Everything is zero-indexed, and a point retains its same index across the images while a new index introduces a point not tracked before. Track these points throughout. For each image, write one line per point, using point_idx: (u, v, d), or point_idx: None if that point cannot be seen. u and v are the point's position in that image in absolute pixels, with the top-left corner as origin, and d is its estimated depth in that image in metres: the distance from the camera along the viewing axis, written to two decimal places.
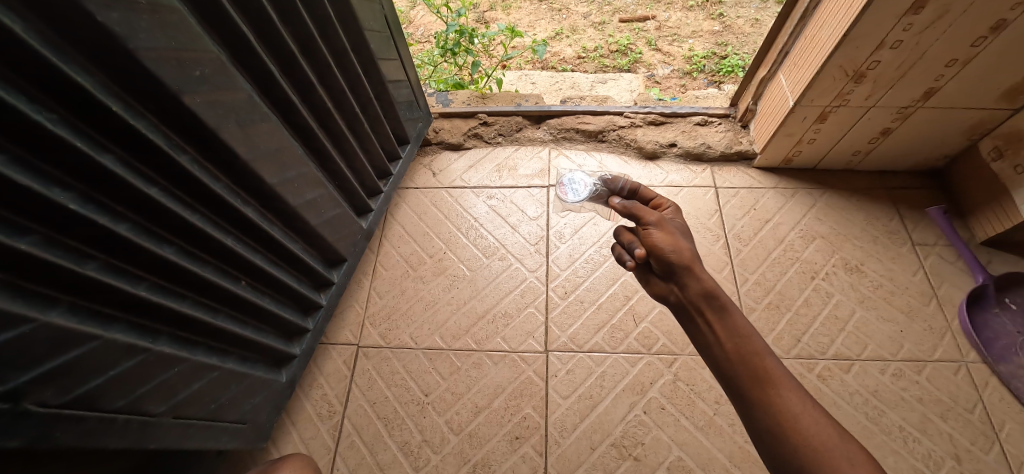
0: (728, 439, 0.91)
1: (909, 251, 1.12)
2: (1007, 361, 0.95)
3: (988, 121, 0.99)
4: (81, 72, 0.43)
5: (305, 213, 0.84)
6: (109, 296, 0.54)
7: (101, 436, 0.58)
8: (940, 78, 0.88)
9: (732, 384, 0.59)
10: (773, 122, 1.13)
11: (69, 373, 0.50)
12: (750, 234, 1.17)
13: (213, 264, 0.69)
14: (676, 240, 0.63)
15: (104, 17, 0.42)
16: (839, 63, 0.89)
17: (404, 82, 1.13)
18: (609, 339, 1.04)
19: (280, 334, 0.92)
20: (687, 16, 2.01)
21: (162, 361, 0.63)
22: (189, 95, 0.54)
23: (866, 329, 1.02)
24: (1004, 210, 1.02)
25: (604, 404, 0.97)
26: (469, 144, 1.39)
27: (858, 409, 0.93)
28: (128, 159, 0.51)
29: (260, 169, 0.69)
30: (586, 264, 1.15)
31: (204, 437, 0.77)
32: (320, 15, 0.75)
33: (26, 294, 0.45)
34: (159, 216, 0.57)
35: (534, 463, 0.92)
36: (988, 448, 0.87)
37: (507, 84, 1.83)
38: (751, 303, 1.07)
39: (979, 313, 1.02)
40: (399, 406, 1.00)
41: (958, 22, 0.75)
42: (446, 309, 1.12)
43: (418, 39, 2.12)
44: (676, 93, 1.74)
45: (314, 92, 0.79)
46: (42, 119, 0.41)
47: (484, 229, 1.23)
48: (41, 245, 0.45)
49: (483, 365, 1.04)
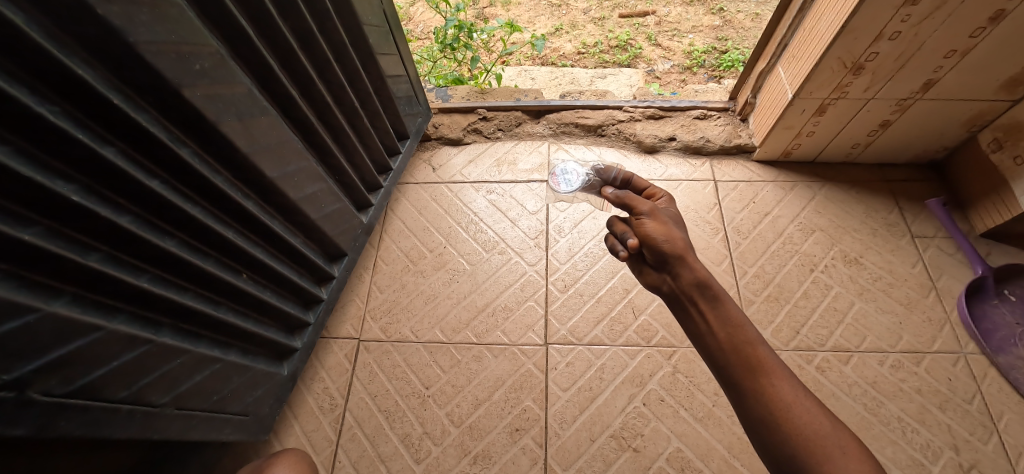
0: (728, 430, 0.92)
1: (908, 244, 1.12)
2: (1006, 352, 0.95)
3: (988, 112, 0.99)
4: (82, 64, 0.44)
5: (306, 207, 0.84)
6: (112, 287, 0.55)
7: (106, 426, 0.59)
8: (939, 70, 0.88)
9: (724, 374, 0.59)
10: (772, 116, 1.14)
11: (75, 362, 0.51)
12: (750, 227, 1.17)
13: (215, 257, 0.70)
14: (669, 229, 0.63)
15: (104, 10, 0.42)
16: (837, 54, 0.88)
17: (404, 77, 1.13)
18: (608, 332, 1.05)
19: (281, 328, 0.93)
20: (687, 10, 2.00)
21: (164, 352, 0.64)
22: (189, 89, 0.54)
23: (865, 321, 1.02)
24: (1003, 202, 1.02)
25: (604, 396, 0.98)
26: (469, 139, 1.40)
27: (857, 400, 0.93)
28: (130, 152, 0.52)
29: (260, 162, 0.69)
30: (585, 257, 1.16)
31: (207, 429, 0.78)
32: (319, 9, 0.75)
33: (31, 286, 0.45)
34: (160, 209, 0.58)
35: (535, 455, 0.93)
36: (987, 438, 0.87)
37: (506, 79, 1.83)
38: (750, 296, 1.08)
39: (979, 305, 1.02)
40: (400, 399, 1.01)
41: (956, 12, 0.75)
42: (447, 303, 1.13)
43: (418, 36, 2.12)
44: (677, 87, 1.74)
45: (315, 88, 0.80)
46: (44, 111, 0.41)
47: (484, 224, 1.24)
48: (45, 237, 0.45)
49: (483, 358, 1.04)
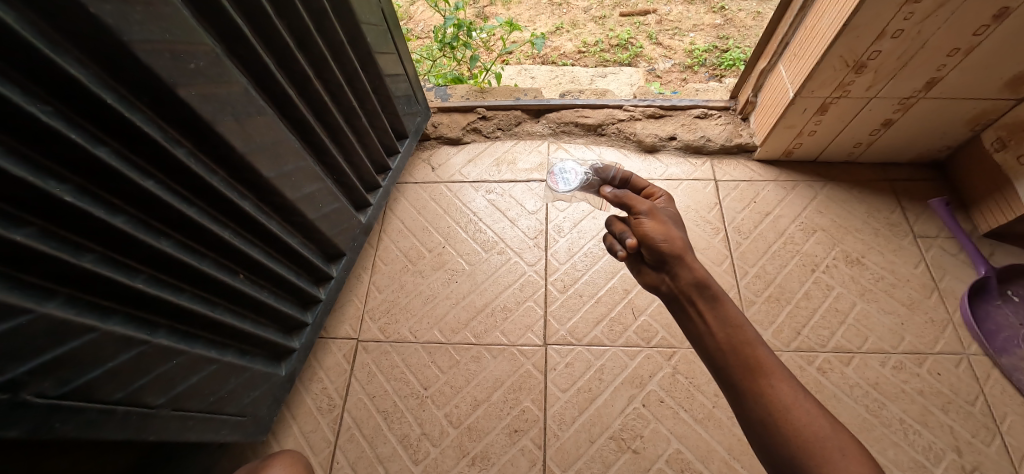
0: (728, 431, 0.91)
1: (910, 244, 1.11)
2: (1009, 353, 0.94)
3: (991, 112, 0.98)
4: (76, 64, 0.43)
5: (303, 207, 0.84)
6: (106, 288, 0.54)
7: (101, 428, 0.58)
8: (942, 69, 0.87)
9: (723, 375, 0.59)
10: (773, 115, 1.13)
11: (69, 364, 0.51)
12: (750, 227, 1.16)
13: (211, 257, 0.70)
14: (668, 229, 0.63)
15: (97, 9, 0.42)
16: (839, 53, 0.88)
17: (403, 76, 1.12)
18: (608, 332, 1.04)
19: (279, 328, 0.92)
20: (688, 9, 1.99)
21: (160, 353, 0.64)
22: (184, 88, 0.54)
23: (867, 321, 1.02)
24: (1007, 201, 1.01)
25: (603, 397, 0.97)
26: (469, 138, 1.39)
27: (858, 402, 0.93)
28: (124, 152, 0.52)
29: (257, 162, 0.69)
30: (585, 257, 1.15)
31: (204, 430, 0.78)
32: (316, 8, 0.75)
33: (25, 287, 0.45)
34: (156, 209, 0.57)
35: (534, 456, 0.92)
36: (990, 441, 0.86)
37: (506, 78, 1.82)
38: (751, 296, 1.07)
39: (981, 306, 1.01)
40: (399, 399, 1.01)
41: (960, 10, 0.74)
42: (446, 303, 1.12)
43: (418, 35, 2.12)
44: (678, 86, 1.73)
45: (312, 87, 0.79)
46: (36, 112, 0.41)
47: (483, 223, 1.23)
48: (39, 238, 0.45)
49: (482, 359, 1.04)
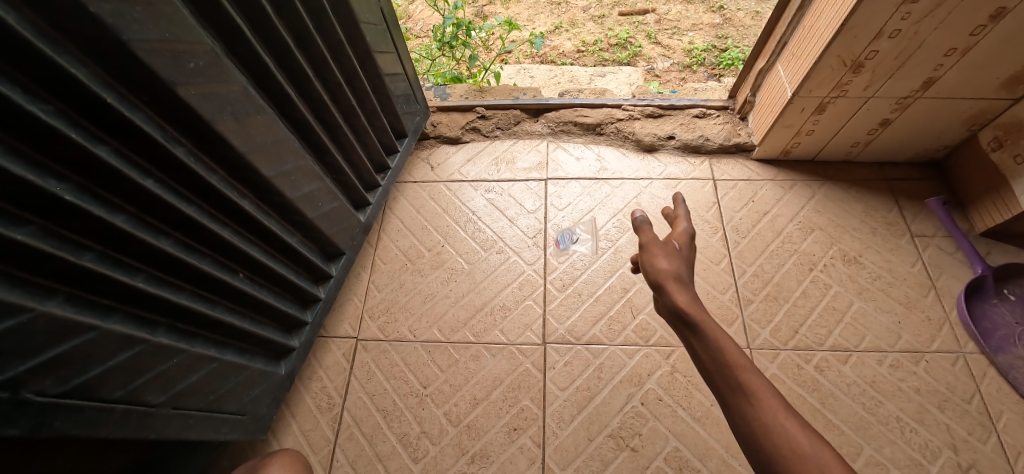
0: (726, 429, 0.92)
1: (907, 243, 1.11)
2: (1005, 351, 0.95)
3: (988, 111, 0.99)
4: (76, 63, 0.43)
5: (303, 206, 0.84)
6: (107, 287, 0.54)
7: (101, 426, 0.59)
8: (939, 68, 0.88)
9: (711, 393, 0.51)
10: (772, 114, 1.13)
11: (70, 362, 0.51)
12: (749, 226, 1.17)
13: (211, 256, 0.70)
14: (658, 257, 0.59)
15: (97, 8, 0.42)
16: (837, 52, 0.88)
17: (402, 75, 1.12)
18: (607, 331, 1.05)
19: (278, 327, 0.92)
20: (687, 8, 2.00)
21: (160, 352, 0.64)
22: (184, 87, 0.54)
23: (864, 320, 1.02)
24: (1003, 201, 1.01)
25: (601, 396, 0.97)
26: (468, 138, 1.39)
27: (855, 400, 0.93)
28: (124, 152, 0.52)
29: (257, 162, 0.69)
30: (584, 256, 1.15)
31: (204, 428, 0.78)
32: (315, 6, 0.74)
33: (25, 286, 0.45)
34: (156, 209, 0.58)
35: (533, 454, 0.93)
36: (986, 438, 0.87)
37: (505, 77, 1.82)
38: (749, 295, 1.07)
39: (978, 305, 1.01)
40: (398, 398, 1.01)
41: (957, 10, 0.75)
42: (445, 302, 1.12)
43: (417, 34, 2.12)
44: (676, 85, 1.73)
45: (312, 87, 0.79)
46: (36, 111, 0.41)
47: (482, 222, 1.24)
48: (39, 237, 0.45)
49: (481, 358, 1.04)
